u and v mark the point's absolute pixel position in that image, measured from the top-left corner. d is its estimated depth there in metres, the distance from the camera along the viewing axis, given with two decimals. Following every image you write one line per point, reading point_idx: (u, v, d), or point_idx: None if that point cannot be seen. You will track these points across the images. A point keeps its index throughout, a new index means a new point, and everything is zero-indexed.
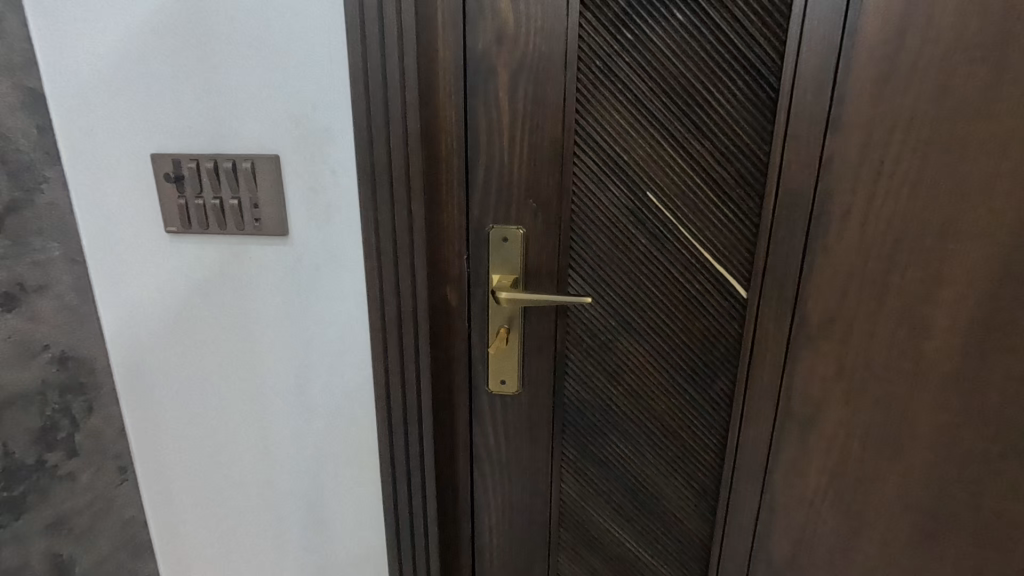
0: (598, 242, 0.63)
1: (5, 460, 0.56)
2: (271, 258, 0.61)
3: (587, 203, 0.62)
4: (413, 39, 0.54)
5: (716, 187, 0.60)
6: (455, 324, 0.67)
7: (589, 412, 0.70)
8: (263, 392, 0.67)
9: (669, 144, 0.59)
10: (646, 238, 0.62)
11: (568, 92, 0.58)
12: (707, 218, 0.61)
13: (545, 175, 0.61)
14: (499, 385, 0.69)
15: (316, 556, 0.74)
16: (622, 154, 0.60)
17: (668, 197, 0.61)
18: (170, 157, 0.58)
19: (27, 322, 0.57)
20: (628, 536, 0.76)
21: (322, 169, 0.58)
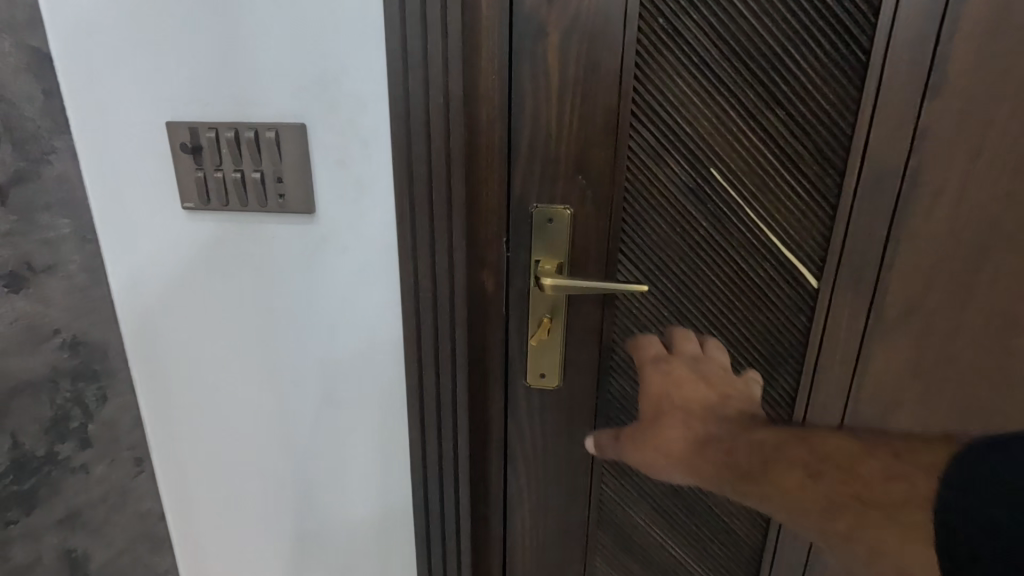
0: (652, 224, 0.57)
1: (15, 452, 0.53)
2: (296, 237, 0.56)
3: (642, 181, 0.56)
4: None
5: (790, 163, 0.53)
6: (491, 314, 0.60)
7: (634, 409, 0.65)
8: (286, 382, 0.62)
9: (738, 114, 0.53)
10: (706, 220, 0.56)
11: (626, 54, 0.52)
12: (777, 198, 0.55)
13: (598, 149, 0.55)
14: (538, 378, 0.63)
15: (340, 553, 0.70)
16: (684, 126, 0.54)
17: (733, 174, 0.54)
18: (187, 125, 0.53)
19: (35, 305, 0.53)
20: (670, 537, 0.71)
21: (353, 140, 0.52)
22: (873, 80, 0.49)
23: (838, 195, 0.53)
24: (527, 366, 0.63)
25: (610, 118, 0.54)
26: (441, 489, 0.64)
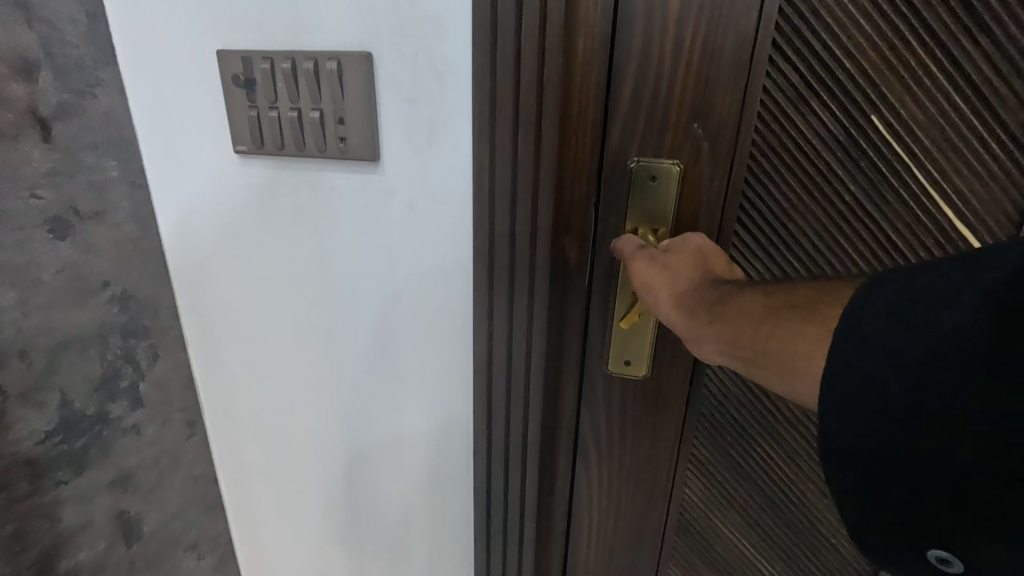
0: (787, 197, 0.44)
1: (65, 410, 0.49)
2: (358, 188, 0.49)
3: (777, 138, 0.42)
4: None
5: (991, 116, 0.39)
6: (572, 289, 0.49)
7: (734, 412, 0.54)
8: (343, 349, 0.57)
9: (927, 44, 0.38)
10: (861, 192, 0.43)
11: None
12: (966, 162, 0.41)
13: (725, 88, 0.41)
14: (620, 363, 0.51)
15: (396, 532, 0.67)
16: (845, 63, 0.40)
17: (908, 130, 0.41)
18: (240, 55, 0.46)
19: (82, 254, 0.49)
20: (762, 553, 0.62)
21: (425, 72, 0.44)
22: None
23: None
24: (609, 350, 0.51)
25: (743, 48, 0.40)
26: (505, 476, 0.58)
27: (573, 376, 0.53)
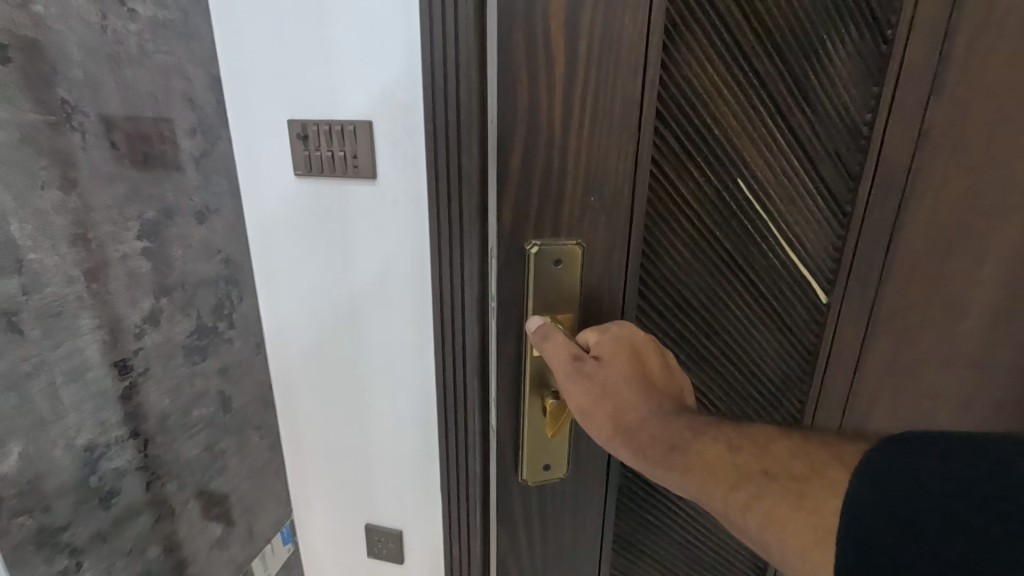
0: (678, 223, 0.55)
1: (198, 320, 0.86)
2: (363, 193, 0.88)
3: (669, 178, 0.52)
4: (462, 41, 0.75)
5: (798, 141, 0.56)
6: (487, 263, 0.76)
7: (644, 520, 0.68)
8: (356, 290, 0.95)
9: (752, 96, 0.53)
10: (729, 206, 0.56)
11: (652, 51, 0.46)
12: (790, 174, 0.57)
13: (613, 157, 0.49)
14: (541, 471, 0.58)
15: (390, 414, 1.04)
16: (705, 116, 0.52)
17: (750, 157, 0.54)
18: (300, 122, 0.85)
19: (209, 233, 0.87)
20: None
21: (401, 132, 0.83)
22: (941, 81, 0.54)
23: (851, 203, 0.58)
24: (526, 463, 0.57)
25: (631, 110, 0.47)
26: (456, 369, 0.94)
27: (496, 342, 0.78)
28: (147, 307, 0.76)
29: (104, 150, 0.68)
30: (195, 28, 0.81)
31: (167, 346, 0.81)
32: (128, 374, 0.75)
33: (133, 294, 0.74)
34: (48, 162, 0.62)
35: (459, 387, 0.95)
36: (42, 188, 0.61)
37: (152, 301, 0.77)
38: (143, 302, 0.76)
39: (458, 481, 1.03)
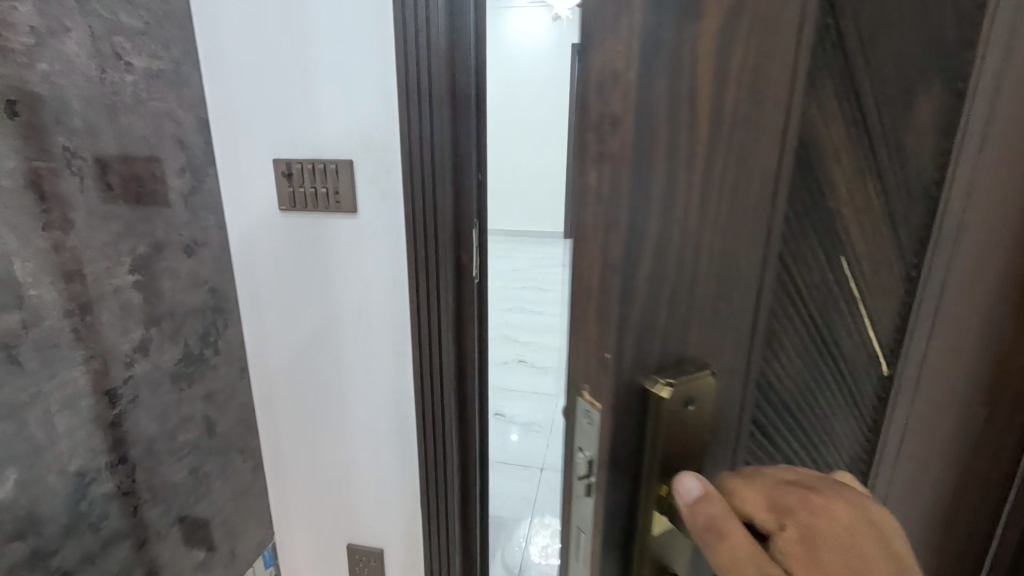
0: (788, 324, 0.40)
1: (185, 349, 0.91)
2: (344, 226, 0.94)
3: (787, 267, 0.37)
4: (436, 88, 0.84)
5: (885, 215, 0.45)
6: (465, 264, 0.94)
7: None
8: (337, 317, 1.00)
9: (863, 157, 0.41)
10: (829, 297, 0.43)
11: (796, 103, 0.32)
12: (878, 254, 0.46)
13: (744, 251, 0.33)
14: None
15: (370, 436, 1.08)
16: (824, 184, 0.38)
17: (849, 235, 0.43)
18: (284, 161, 0.91)
19: (198, 265, 0.92)
20: None
21: (379, 170, 0.90)
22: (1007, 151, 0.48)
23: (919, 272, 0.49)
24: None
25: (767, 184, 0.32)
26: (433, 391, 1.00)
27: (470, 326, 0.99)
28: (137, 337, 0.81)
29: (100, 191, 0.73)
30: (185, 76, 0.87)
31: (154, 375, 0.85)
32: (118, 403, 0.78)
33: (124, 325, 0.79)
34: (49, 205, 0.66)
35: (436, 408, 1.01)
36: (42, 229, 0.66)
37: (141, 332, 0.82)
38: (134, 332, 0.80)
39: (436, 500, 1.08)
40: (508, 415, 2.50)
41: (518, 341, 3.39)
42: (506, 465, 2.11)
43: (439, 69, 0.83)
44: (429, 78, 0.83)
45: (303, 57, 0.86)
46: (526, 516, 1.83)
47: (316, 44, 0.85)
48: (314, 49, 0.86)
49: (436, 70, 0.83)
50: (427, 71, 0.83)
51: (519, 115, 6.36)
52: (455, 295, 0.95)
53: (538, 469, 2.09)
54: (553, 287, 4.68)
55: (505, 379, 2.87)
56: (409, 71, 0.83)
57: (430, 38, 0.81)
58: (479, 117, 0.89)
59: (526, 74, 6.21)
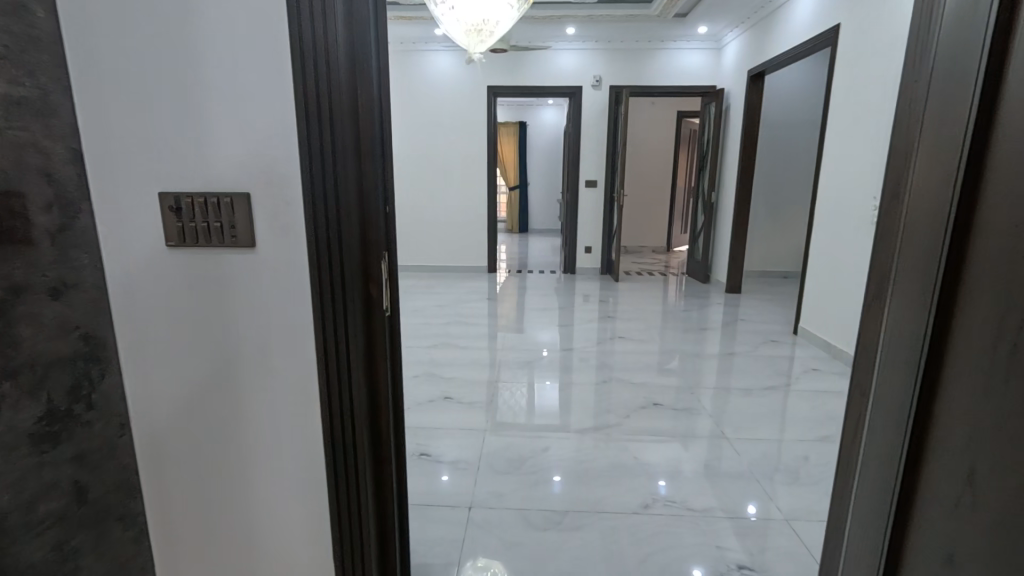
0: None
1: (48, 404, 0.81)
2: (242, 261, 0.89)
3: None
4: (339, 122, 0.83)
5: None
6: (374, 297, 0.93)
7: None
8: (236, 358, 0.93)
9: None
10: None
11: None
12: None
13: None
14: None
15: (275, 488, 0.99)
16: None
17: None
18: (173, 195, 0.86)
19: (67, 309, 0.83)
20: None
21: (280, 202, 0.86)
22: None
23: None
24: None
25: None
26: (345, 432, 0.95)
27: (383, 361, 0.97)
28: None
29: None
30: (55, 104, 0.80)
31: (7, 437, 0.74)
32: None
33: None
34: None
35: (349, 450, 0.96)
36: None
37: None
38: None
39: (349, 551, 1.01)
40: (434, 455, 2.43)
41: (443, 377, 3.33)
42: (433, 507, 2.03)
43: (339, 105, 0.83)
44: (330, 110, 0.83)
45: (194, 87, 0.83)
46: (455, 560, 1.75)
47: (209, 76, 0.82)
48: (206, 81, 0.83)
49: (339, 103, 0.83)
50: (330, 107, 0.83)
51: (439, 153, 6.46)
52: (368, 328, 0.94)
53: (466, 508, 2.03)
54: (478, 321, 4.68)
55: (431, 417, 2.79)
56: (310, 102, 0.83)
57: (332, 75, 0.82)
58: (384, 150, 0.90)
59: (445, 114, 6.35)
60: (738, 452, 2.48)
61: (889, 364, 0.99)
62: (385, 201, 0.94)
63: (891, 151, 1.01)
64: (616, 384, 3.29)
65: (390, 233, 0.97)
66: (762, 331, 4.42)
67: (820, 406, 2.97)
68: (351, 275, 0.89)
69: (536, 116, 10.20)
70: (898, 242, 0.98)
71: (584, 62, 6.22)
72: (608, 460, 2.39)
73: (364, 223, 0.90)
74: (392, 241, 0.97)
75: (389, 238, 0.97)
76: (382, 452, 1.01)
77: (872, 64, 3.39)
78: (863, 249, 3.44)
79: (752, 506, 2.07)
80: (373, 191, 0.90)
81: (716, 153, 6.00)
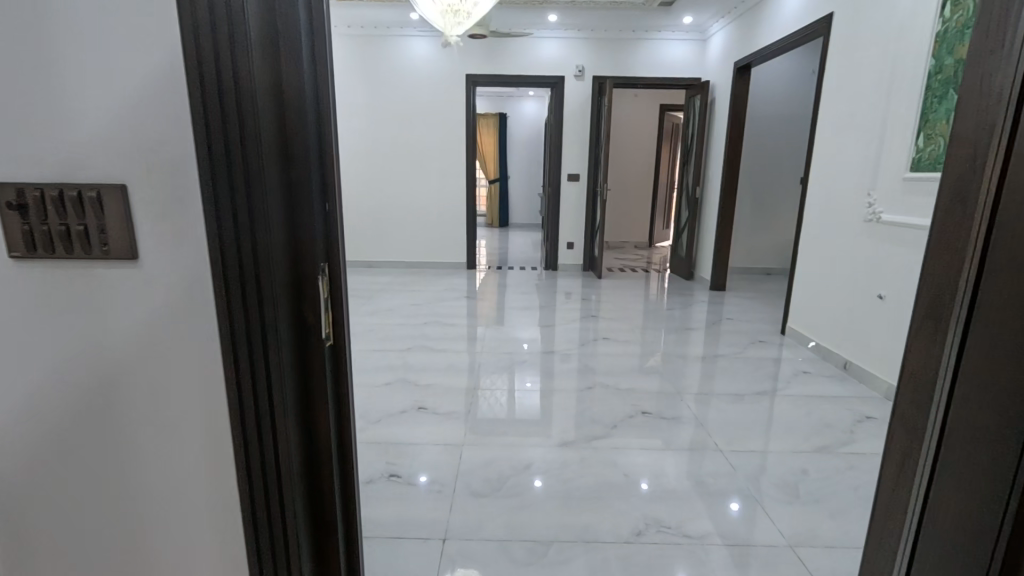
0: None
1: None
2: (120, 278, 0.68)
3: None
4: (244, 95, 0.63)
5: None
6: (310, 324, 0.72)
7: None
8: (121, 400, 0.73)
9: None
10: None
11: None
12: None
13: None
14: None
15: (180, 555, 0.80)
16: None
17: None
18: (16, 187, 0.65)
19: None
20: None
21: (170, 199, 0.66)
22: None
23: None
24: None
25: None
26: (268, 491, 0.75)
27: (325, 404, 0.76)
28: None
29: None
30: None
31: None
32: None
33: None
34: None
35: (274, 505, 0.76)
36: None
37: None
38: None
39: None
40: (405, 475, 2.20)
41: (418, 384, 3.09)
42: (402, 539, 1.81)
43: (243, 73, 0.63)
44: (232, 78, 0.62)
45: (39, 43, 0.62)
46: None
47: (60, 28, 0.61)
48: (56, 34, 0.61)
49: (243, 70, 0.62)
50: (232, 73, 0.62)
51: (415, 144, 6.18)
52: (303, 363, 0.73)
53: (440, 539, 1.81)
54: (456, 322, 4.45)
55: (403, 429, 2.56)
56: (206, 68, 0.62)
57: (233, 31, 0.61)
58: (321, 131, 0.68)
59: (421, 103, 6.07)
60: (733, 466, 2.31)
61: (967, 408, 0.81)
62: (324, 178, 0.70)
63: (960, 143, 0.83)
64: (601, 390, 3.10)
65: (333, 221, 0.73)
66: (750, 332, 4.30)
67: (813, 412, 2.83)
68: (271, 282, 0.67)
69: (516, 108, 9.98)
70: (967, 256, 0.80)
71: (567, 51, 6.00)
72: (596, 478, 2.20)
73: (293, 229, 0.68)
74: (338, 249, 0.75)
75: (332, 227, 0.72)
76: (326, 516, 0.81)
77: (864, 54, 3.26)
78: (855, 246, 3.32)
79: (735, 504, 2.06)
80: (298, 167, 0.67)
81: (702, 146, 5.86)
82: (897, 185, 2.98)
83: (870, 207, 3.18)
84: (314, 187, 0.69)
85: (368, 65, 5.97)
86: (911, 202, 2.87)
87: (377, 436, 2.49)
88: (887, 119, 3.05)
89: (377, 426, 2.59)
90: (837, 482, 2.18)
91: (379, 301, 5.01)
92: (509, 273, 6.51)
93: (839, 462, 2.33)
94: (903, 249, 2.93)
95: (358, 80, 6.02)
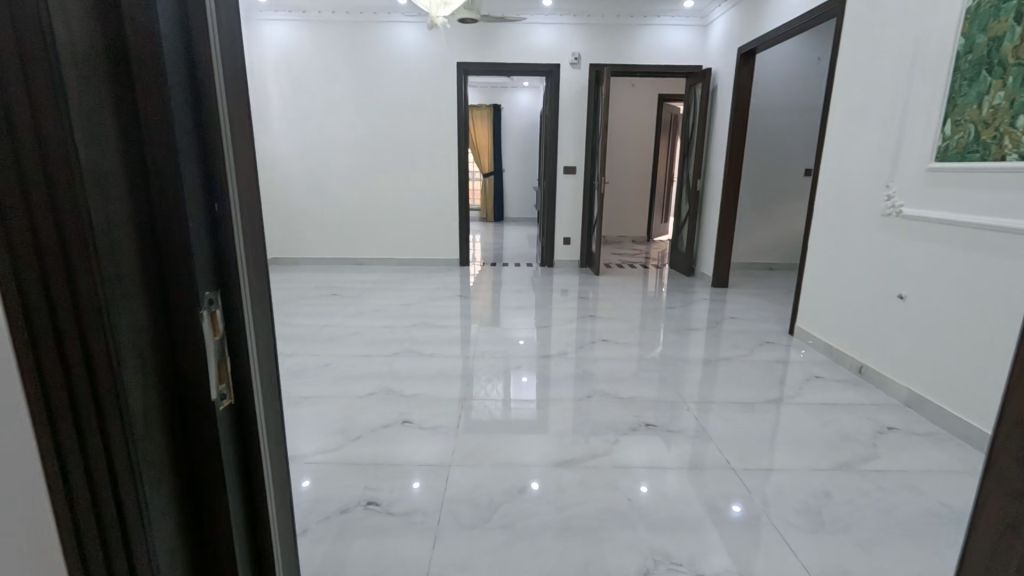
0: None
1: None
2: None
3: None
4: (40, 46, 0.42)
5: None
6: (188, 365, 0.55)
7: None
8: None
9: None
10: None
11: None
12: None
13: None
14: None
15: None
16: None
17: None
18: None
19: None
20: None
21: None
22: None
23: None
24: None
25: None
26: None
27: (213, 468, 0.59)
28: None
29: None
30: None
31: None
32: None
33: None
34: None
35: None
36: None
37: None
38: None
39: None
40: (383, 503, 1.97)
41: (403, 394, 2.86)
42: None
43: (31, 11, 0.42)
44: (18, 19, 0.41)
45: None
46: None
47: None
48: None
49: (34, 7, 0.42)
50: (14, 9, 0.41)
51: (404, 136, 5.91)
52: (182, 414, 0.56)
53: None
54: (447, 322, 4.21)
55: (385, 448, 2.33)
56: None
57: None
58: (199, 109, 0.53)
59: (410, 92, 5.80)
60: (748, 488, 2.09)
61: None
62: (194, 105, 0.52)
63: None
64: (601, 399, 2.88)
65: (215, 159, 0.54)
66: (755, 332, 4.08)
67: (830, 423, 2.62)
68: (112, 252, 0.48)
69: (510, 99, 9.71)
70: None
71: (561, 38, 5.74)
72: (596, 506, 1.97)
73: (155, 241, 0.52)
74: (225, 270, 0.57)
75: (215, 167, 0.54)
76: None
77: (882, 36, 3.02)
78: (871, 242, 3.09)
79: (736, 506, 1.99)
80: (148, 91, 0.49)
81: (703, 137, 5.62)
82: (919, 176, 2.76)
83: (889, 200, 2.94)
84: (179, 117, 0.51)
85: (354, 53, 5.69)
86: (936, 195, 2.64)
87: (355, 457, 2.26)
88: (909, 106, 2.81)
89: (356, 444, 2.36)
90: (863, 507, 1.96)
91: (367, 301, 4.77)
92: (504, 269, 6.27)
93: (863, 483, 2.12)
94: (928, 247, 2.70)
95: (343, 68, 5.74)
